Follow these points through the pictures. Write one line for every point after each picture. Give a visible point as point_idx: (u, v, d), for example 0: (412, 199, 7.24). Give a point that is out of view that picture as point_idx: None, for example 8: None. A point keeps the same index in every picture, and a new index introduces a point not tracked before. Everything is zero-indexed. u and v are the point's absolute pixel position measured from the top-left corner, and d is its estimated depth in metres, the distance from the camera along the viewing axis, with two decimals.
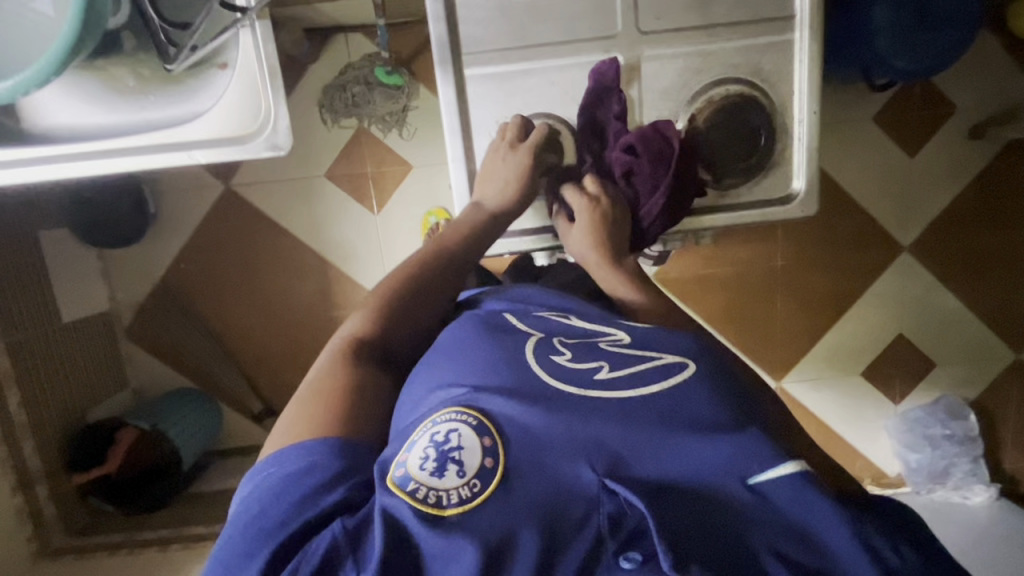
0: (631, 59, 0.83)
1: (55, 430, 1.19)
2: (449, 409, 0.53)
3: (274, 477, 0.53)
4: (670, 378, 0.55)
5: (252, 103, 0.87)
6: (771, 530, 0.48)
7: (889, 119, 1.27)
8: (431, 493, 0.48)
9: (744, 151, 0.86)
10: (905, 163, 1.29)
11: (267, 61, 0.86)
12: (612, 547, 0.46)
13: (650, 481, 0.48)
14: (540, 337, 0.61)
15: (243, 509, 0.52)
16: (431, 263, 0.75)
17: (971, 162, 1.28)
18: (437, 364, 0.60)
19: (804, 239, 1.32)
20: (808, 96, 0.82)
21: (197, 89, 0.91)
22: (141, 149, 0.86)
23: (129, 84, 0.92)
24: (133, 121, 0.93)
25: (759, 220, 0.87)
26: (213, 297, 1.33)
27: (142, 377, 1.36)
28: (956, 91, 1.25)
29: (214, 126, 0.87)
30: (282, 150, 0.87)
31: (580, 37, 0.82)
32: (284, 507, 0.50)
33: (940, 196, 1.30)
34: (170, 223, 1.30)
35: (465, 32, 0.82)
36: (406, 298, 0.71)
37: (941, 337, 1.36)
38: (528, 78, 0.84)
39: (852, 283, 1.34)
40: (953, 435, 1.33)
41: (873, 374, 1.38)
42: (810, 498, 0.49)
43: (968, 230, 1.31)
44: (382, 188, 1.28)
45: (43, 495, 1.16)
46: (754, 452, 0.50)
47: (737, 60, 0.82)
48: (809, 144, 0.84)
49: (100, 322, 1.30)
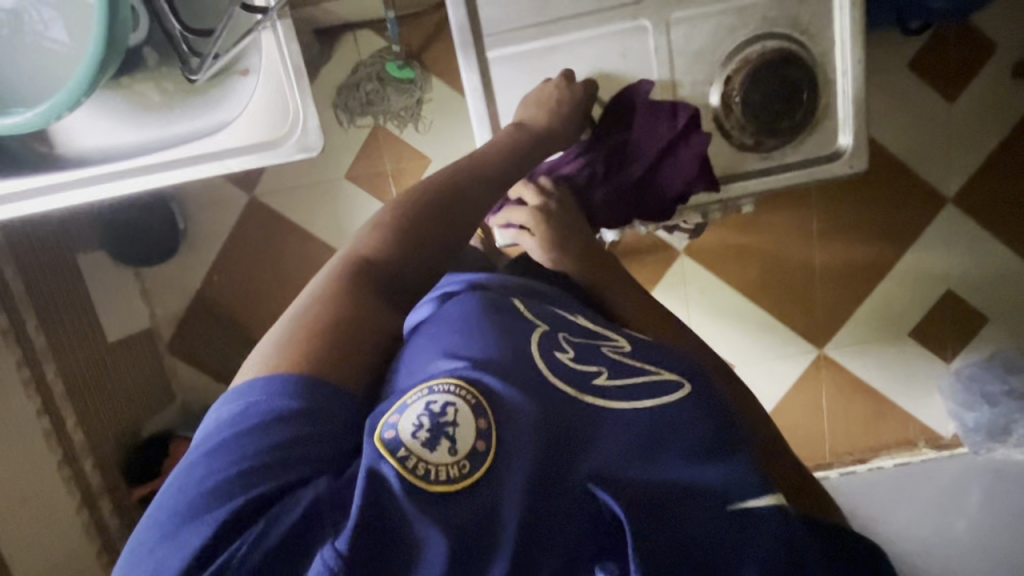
0: (659, 24, 0.79)
1: (112, 444, 1.23)
2: (448, 379, 0.49)
3: (249, 410, 0.48)
4: (668, 396, 0.55)
5: (279, 105, 0.87)
6: (744, 554, 0.49)
7: (925, 65, 1.20)
8: (421, 465, 0.45)
9: (787, 110, 0.81)
10: (945, 111, 1.22)
11: (291, 61, 0.85)
12: (588, 555, 0.47)
13: (636, 493, 0.48)
14: (545, 330, 0.59)
15: (213, 436, 0.48)
16: (441, 192, 0.68)
17: (1017, 103, 1.20)
18: (432, 336, 0.56)
19: (841, 199, 1.27)
20: (852, 45, 0.78)
21: (222, 98, 0.91)
22: (176, 162, 0.88)
23: (155, 100, 0.93)
24: (161, 135, 0.93)
25: (803, 181, 0.84)
26: (249, 306, 1.35)
27: (188, 389, 1.40)
28: (996, 29, 1.18)
29: (242, 131, 0.87)
30: (313, 151, 0.87)
31: (603, 6, 0.79)
32: (255, 452, 0.46)
33: (985, 142, 1.23)
34: (201, 236, 1.32)
35: (485, 14, 0.80)
36: (413, 228, 0.65)
37: (993, 290, 1.29)
38: (554, 55, 0.82)
39: (895, 241, 1.28)
40: (1014, 390, 1.25)
41: (923, 334, 1.33)
42: (783, 530, 0.50)
43: (1018, 175, 1.23)
44: (403, 184, 1.27)
45: (106, 509, 1.20)
46: (740, 478, 0.51)
47: (772, 13, 0.78)
48: (854, 96, 0.80)
49: (144, 338, 1.33)
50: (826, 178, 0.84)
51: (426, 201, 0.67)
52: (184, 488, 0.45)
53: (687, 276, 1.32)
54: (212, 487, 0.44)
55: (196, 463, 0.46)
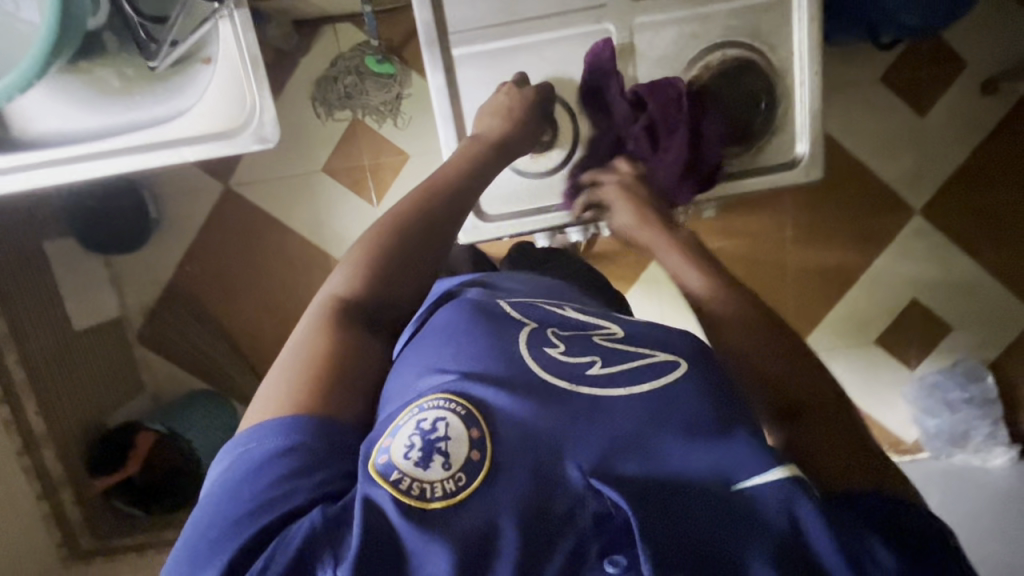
0: (622, 29, 0.81)
1: (77, 435, 1.21)
2: (437, 396, 0.50)
3: (249, 453, 0.49)
4: (663, 377, 0.53)
5: (236, 93, 0.86)
6: (758, 540, 0.45)
7: (896, 79, 1.23)
8: (415, 484, 0.46)
9: (746, 115, 0.83)
10: (915, 124, 1.25)
11: (247, 49, 0.84)
12: (595, 549, 0.45)
13: (635, 480, 0.47)
14: (533, 327, 0.58)
15: (217, 484, 0.49)
16: (421, 208, 0.66)
17: (984, 119, 1.24)
18: (427, 348, 0.57)
19: (812, 207, 1.30)
20: (808, 56, 0.80)
21: (184, 86, 0.91)
22: (130, 149, 0.86)
23: (114, 85, 0.91)
24: (118, 121, 0.92)
25: (761, 187, 0.85)
26: (222, 298, 1.34)
27: (157, 380, 1.38)
28: (965, 46, 1.21)
29: (200, 119, 0.86)
30: (269, 144, 0.85)
31: (567, 8, 0.80)
32: (258, 492, 0.47)
33: (952, 156, 1.26)
34: (172, 225, 1.31)
35: (452, 13, 0.81)
36: (395, 248, 0.63)
37: (957, 301, 1.33)
38: (519, 55, 0.82)
39: (864, 250, 1.31)
40: (973, 398, 1.30)
41: (888, 342, 1.36)
42: (803, 506, 0.46)
43: (984, 189, 1.27)
44: (381, 180, 1.27)
45: (69, 500, 1.18)
46: (743, 457, 0.49)
47: (733, 22, 0.80)
48: (811, 106, 0.82)
49: (112, 327, 1.32)
50: (784, 185, 0.86)
51: (406, 218, 0.65)
52: (205, 520, 0.47)
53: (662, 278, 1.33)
54: (232, 518, 0.47)
55: (211, 498, 0.49)
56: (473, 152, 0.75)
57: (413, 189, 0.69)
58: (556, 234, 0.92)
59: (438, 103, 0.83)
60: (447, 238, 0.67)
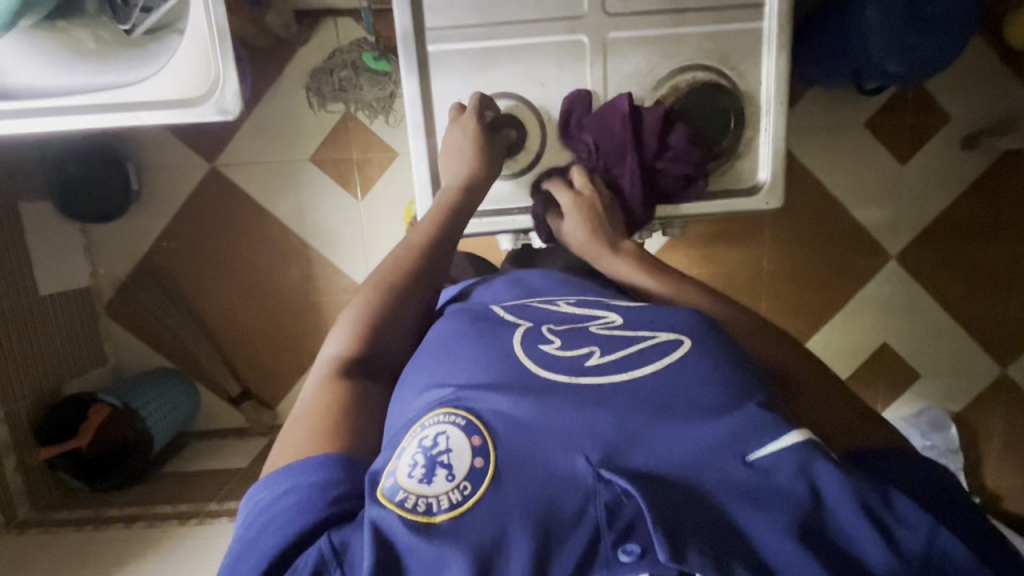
0: (599, 43, 0.82)
1: (28, 399, 1.19)
2: (438, 411, 0.50)
3: (265, 502, 0.51)
4: (669, 355, 0.52)
5: (203, 67, 0.86)
6: (780, 510, 0.43)
7: (880, 126, 1.26)
8: (420, 500, 0.45)
9: (714, 136, 0.85)
10: (895, 170, 1.27)
11: (215, 20, 0.83)
12: (609, 540, 0.43)
13: (645, 470, 0.46)
14: (528, 327, 0.59)
15: (238, 538, 0.51)
16: (408, 265, 0.69)
17: (963, 171, 1.26)
18: (429, 363, 0.57)
19: (791, 243, 1.31)
20: (776, 86, 0.82)
21: (156, 54, 0.90)
22: (90, 108, 0.85)
23: (90, 48, 0.92)
24: (86, 80, 0.91)
25: (723, 212, 0.87)
26: (196, 278, 1.34)
27: (123, 354, 1.37)
28: (948, 100, 1.24)
29: (168, 88, 0.86)
30: (231, 116, 0.85)
31: (547, 17, 0.82)
32: (276, 534, 0.48)
33: (929, 206, 1.28)
34: (152, 199, 1.30)
35: (435, 12, 0.82)
36: (385, 306, 0.66)
37: (927, 349, 1.34)
38: (494, 59, 0.84)
39: (839, 290, 1.33)
40: (935, 446, 1.31)
41: (857, 383, 1.37)
42: (817, 470, 0.45)
43: (959, 241, 1.29)
44: (367, 174, 1.27)
45: (10, 468, 1.15)
46: (753, 428, 0.48)
47: (706, 46, 0.82)
48: (774, 135, 0.83)
49: (80, 296, 1.31)
50: (745, 211, 0.87)
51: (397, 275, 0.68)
52: (234, 557, 0.49)
53: None
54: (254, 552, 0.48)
55: (238, 538, 0.51)
56: (457, 193, 0.78)
57: (399, 246, 0.72)
58: (522, 238, 0.92)
59: (417, 99, 0.84)
60: (425, 269, 0.69)
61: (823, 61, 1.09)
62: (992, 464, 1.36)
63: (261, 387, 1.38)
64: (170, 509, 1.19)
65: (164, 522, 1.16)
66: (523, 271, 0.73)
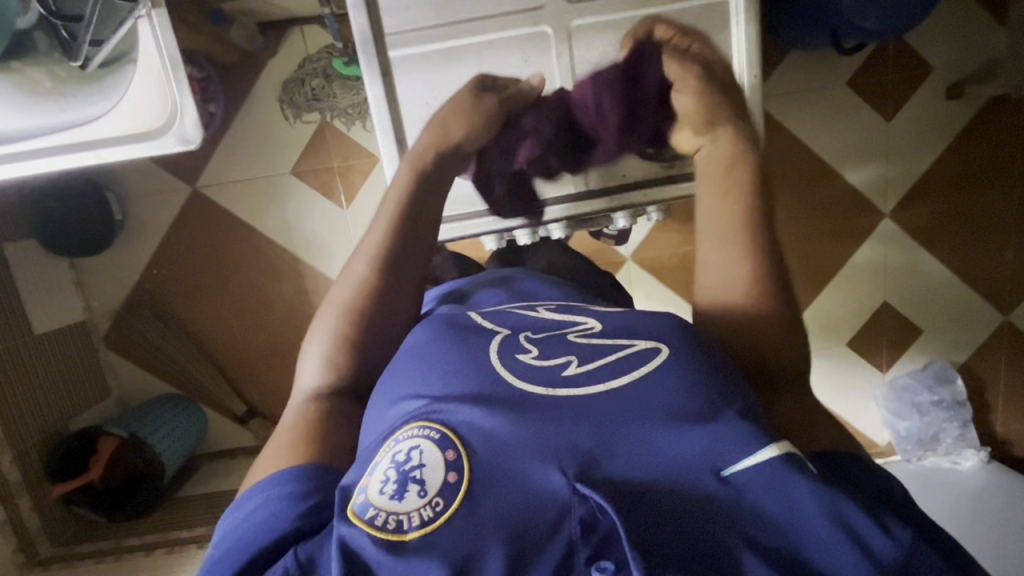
0: (562, 31, 0.82)
1: (35, 439, 1.20)
2: (412, 425, 0.50)
3: (234, 520, 0.52)
4: (646, 365, 0.52)
5: (158, 97, 0.86)
6: (752, 525, 0.44)
7: (862, 83, 1.24)
8: (390, 518, 0.45)
9: None
10: (882, 127, 1.26)
11: (165, 52, 0.83)
12: (583, 556, 0.42)
13: (620, 482, 0.45)
14: (507, 334, 0.58)
15: (212, 553, 0.51)
16: (393, 233, 0.65)
17: (951, 122, 1.24)
18: (402, 371, 0.56)
19: (784, 209, 1.30)
20: (748, 59, 0.81)
21: (112, 86, 0.89)
22: (54, 150, 0.86)
23: (46, 86, 0.88)
24: (50, 123, 0.89)
25: None
26: (190, 301, 1.33)
27: (126, 386, 1.37)
28: (931, 50, 1.21)
29: (126, 122, 0.86)
30: (192, 145, 0.87)
31: (506, 10, 0.81)
32: (242, 550, 0.48)
33: (918, 160, 1.27)
34: (138, 229, 1.30)
35: (391, 14, 0.80)
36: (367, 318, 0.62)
37: (928, 303, 1.33)
38: (456, 57, 0.82)
39: (835, 253, 1.32)
40: (942, 400, 1.30)
41: (860, 344, 1.36)
42: (789, 484, 0.45)
43: (951, 193, 1.28)
44: (350, 181, 1.26)
45: (25, 506, 1.16)
46: (731, 440, 0.47)
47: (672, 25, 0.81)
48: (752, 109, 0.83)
49: (77, 332, 1.31)
50: None
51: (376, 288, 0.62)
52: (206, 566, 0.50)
53: (635, 279, 1.30)
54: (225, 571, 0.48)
55: (216, 548, 0.51)
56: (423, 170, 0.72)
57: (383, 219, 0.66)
58: (505, 237, 0.92)
59: (386, 103, 0.83)
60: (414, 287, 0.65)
61: (796, 26, 1.06)
62: (1000, 411, 1.36)
63: (266, 404, 1.38)
64: (185, 534, 1.17)
65: (180, 547, 1.14)
66: (529, 278, 0.72)
